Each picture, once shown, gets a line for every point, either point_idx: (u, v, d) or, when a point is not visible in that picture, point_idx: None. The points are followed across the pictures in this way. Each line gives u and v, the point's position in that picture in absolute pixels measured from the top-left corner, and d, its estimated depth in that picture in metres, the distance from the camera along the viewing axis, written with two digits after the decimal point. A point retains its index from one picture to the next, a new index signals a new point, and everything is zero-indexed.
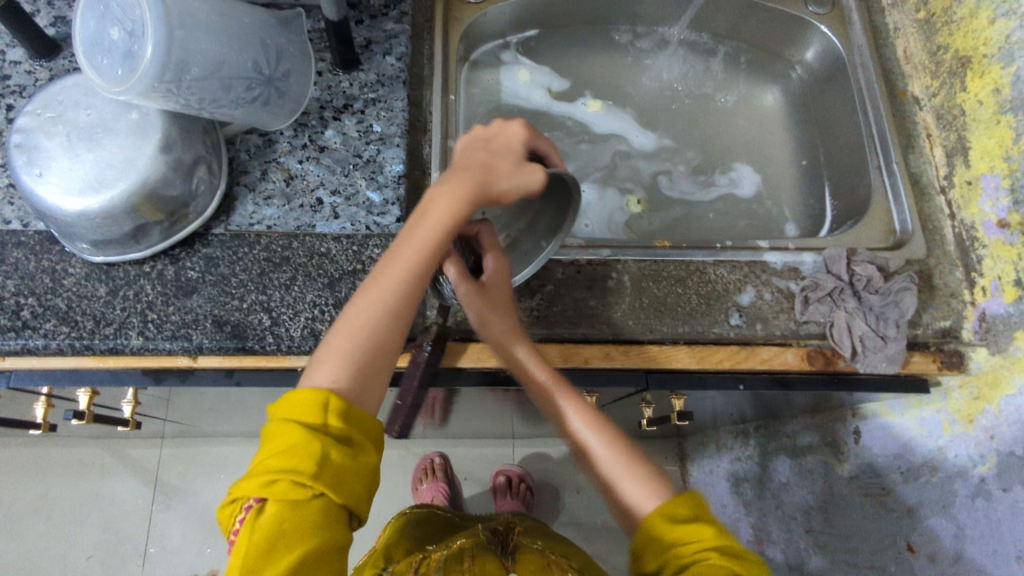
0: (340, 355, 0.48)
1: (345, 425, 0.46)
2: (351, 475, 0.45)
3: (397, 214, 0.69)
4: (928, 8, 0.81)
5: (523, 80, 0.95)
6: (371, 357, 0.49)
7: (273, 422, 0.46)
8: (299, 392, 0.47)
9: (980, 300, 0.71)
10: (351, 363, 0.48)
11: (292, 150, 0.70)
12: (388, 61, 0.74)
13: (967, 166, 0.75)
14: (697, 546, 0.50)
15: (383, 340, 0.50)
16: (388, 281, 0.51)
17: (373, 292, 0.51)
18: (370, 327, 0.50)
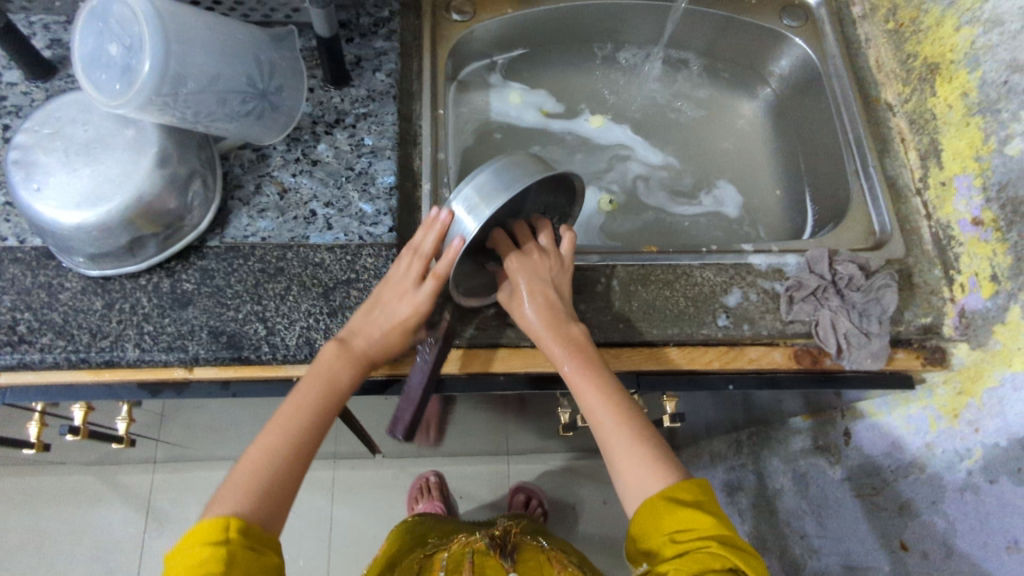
0: (253, 481, 0.54)
1: (244, 538, 0.50)
2: (257, 571, 0.50)
3: (389, 224, 0.70)
4: (897, 19, 0.85)
5: (515, 101, 0.97)
6: (287, 475, 0.55)
7: (176, 553, 0.50)
8: (201, 524, 0.51)
9: (959, 296, 0.72)
10: (261, 495, 0.53)
11: (285, 164, 0.71)
12: (378, 77, 0.76)
13: (941, 168, 0.77)
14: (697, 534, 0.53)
15: (290, 467, 0.55)
16: (298, 415, 0.57)
17: (281, 433, 0.56)
18: (284, 453, 0.55)
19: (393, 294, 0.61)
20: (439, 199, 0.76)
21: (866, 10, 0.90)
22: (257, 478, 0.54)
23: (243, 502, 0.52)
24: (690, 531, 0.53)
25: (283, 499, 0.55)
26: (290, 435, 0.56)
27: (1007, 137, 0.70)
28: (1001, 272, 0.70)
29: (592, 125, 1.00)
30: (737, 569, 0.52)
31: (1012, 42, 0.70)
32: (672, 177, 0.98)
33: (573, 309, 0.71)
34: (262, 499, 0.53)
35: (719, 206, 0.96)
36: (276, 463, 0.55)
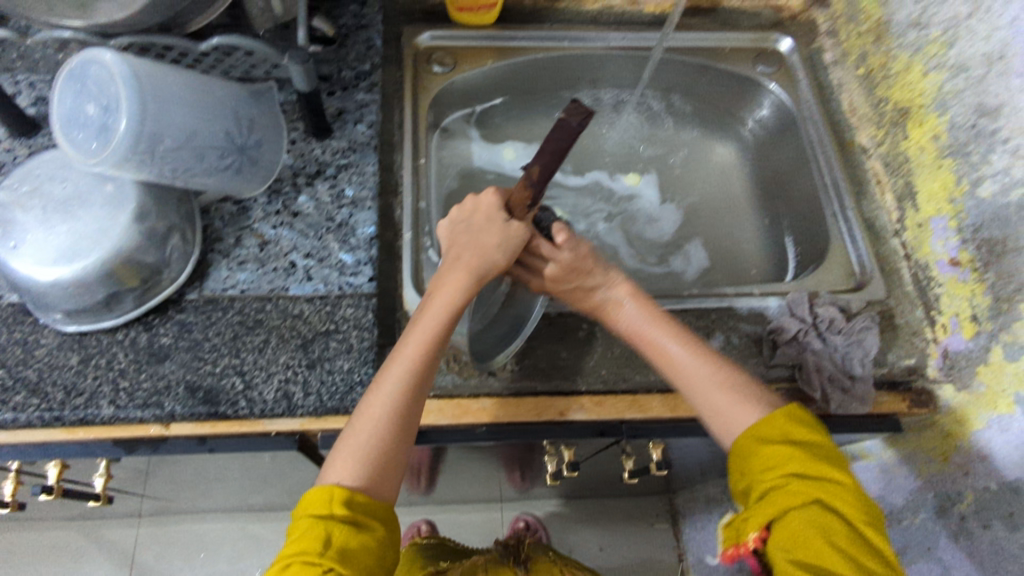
0: (358, 448, 0.54)
1: (351, 511, 0.52)
2: (361, 553, 0.51)
3: (370, 274, 0.70)
4: (866, 64, 0.87)
5: (508, 157, 1.00)
6: (393, 441, 0.55)
7: (294, 520, 0.53)
8: (314, 489, 0.53)
9: (942, 337, 0.72)
10: (365, 462, 0.54)
11: (266, 216, 0.72)
12: (359, 129, 0.77)
13: (916, 210, 0.78)
14: (778, 472, 0.54)
15: (390, 442, 0.55)
16: (389, 389, 0.56)
17: (373, 408, 0.56)
18: (379, 430, 0.55)
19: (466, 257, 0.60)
20: (422, 248, 0.77)
21: (837, 56, 0.92)
22: (366, 443, 0.54)
23: (345, 470, 0.54)
24: (777, 469, 0.54)
25: (391, 465, 0.55)
26: (386, 405, 0.56)
27: (978, 179, 0.70)
28: (980, 313, 0.69)
29: (630, 183, 1.02)
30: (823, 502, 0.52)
31: (976, 87, 0.70)
32: (654, 222, 0.99)
33: (554, 357, 0.71)
34: (368, 466, 0.54)
35: (704, 248, 0.97)
36: (377, 429, 0.55)
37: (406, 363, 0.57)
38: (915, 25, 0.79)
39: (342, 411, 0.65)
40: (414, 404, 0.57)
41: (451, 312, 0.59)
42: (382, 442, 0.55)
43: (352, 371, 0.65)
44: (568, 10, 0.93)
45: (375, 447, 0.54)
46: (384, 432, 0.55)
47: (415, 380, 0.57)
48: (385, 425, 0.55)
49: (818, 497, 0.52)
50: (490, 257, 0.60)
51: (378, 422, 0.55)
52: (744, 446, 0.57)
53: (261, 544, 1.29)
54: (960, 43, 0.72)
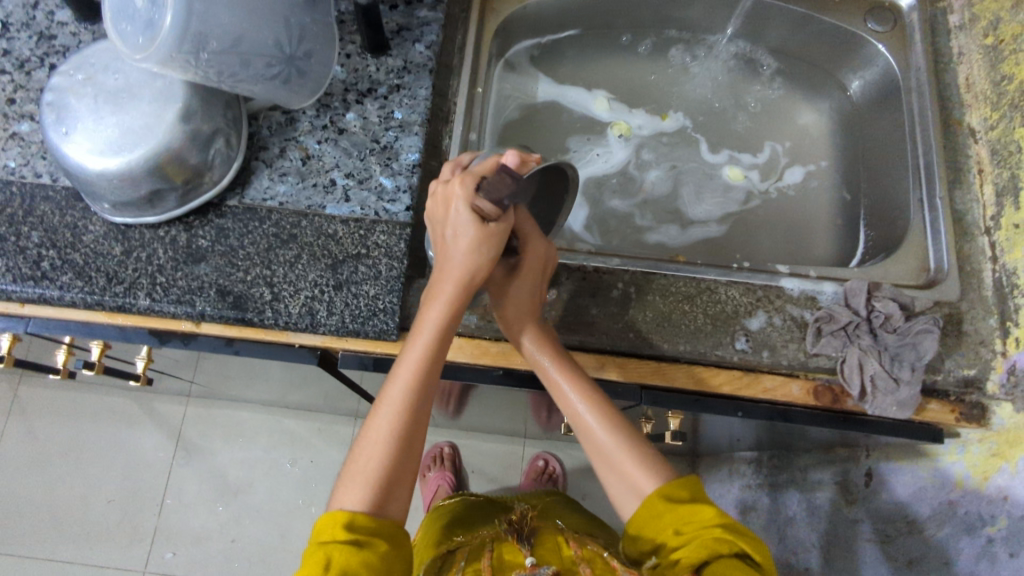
0: (366, 470, 0.54)
1: (351, 535, 0.51)
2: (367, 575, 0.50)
3: (407, 202, 0.69)
4: (997, 34, 0.75)
5: (601, 108, 0.94)
6: (399, 465, 0.55)
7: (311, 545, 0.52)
8: (329, 514, 0.53)
9: (1012, 351, 0.67)
10: (374, 483, 0.54)
11: (312, 130, 0.71)
12: (417, 49, 0.75)
13: (1017, 209, 0.69)
14: (700, 524, 0.54)
15: (396, 464, 0.55)
16: (385, 410, 0.57)
17: (373, 432, 0.56)
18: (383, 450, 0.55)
19: (442, 260, 0.61)
20: None
21: (965, 20, 0.80)
22: (373, 469, 0.54)
23: (355, 493, 0.54)
24: (693, 523, 0.54)
25: (399, 485, 0.55)
26: (384, 430, 0.56)
27: None
28: None
29: (731, 177, 0.93)
30: (743, 553, 0.52)
31: None
32: (720, 183, 0.92)
33: (583, 311, 0.69)
34: (372, 488, 0.54)
35: (769, 217, 0.90)
36: (379, 456, 0.55)
37: (401, 384, 0.57)
38: None
39: (362, 335, 0.65)
40: (416, 425, 0.57)
41: (435, 340, 0.58)
42: (387, 466, 0.55)
43: (377, 298, 0.65)
44: None
45: (380, 469, 0.55)
46: (387, 456, 0.55)
47: (415, 400, 0.57)
48: (385, 449, 0.55)
49: (739, 547, 0.52)
50: (471, 264, 0.60)
51: (381, 447, 0.55)
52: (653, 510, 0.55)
53: (293, 439, 1.36)
54: None
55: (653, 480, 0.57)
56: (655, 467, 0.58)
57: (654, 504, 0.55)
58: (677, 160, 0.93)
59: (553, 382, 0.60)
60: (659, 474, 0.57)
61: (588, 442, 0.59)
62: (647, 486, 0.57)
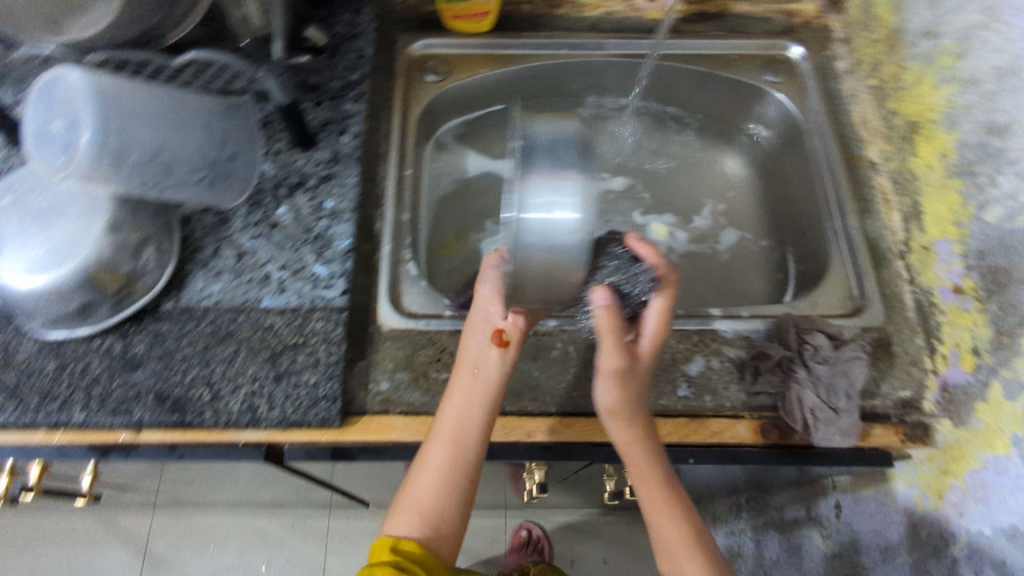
0: (413, 504, 0.62)
1: (393, 556, 0.59)
2: None
3: (342, 286, 0.70)
4: (879, 76, 0.83)
5: None
6: (442, 500, 0.62)
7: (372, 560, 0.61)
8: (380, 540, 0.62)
9: (941, 368, 0.68)
10: (417, 516, 0.62)
11: (245, 227, 0.73)
12: (344, 140, 0.78)
13: (922, 232, 0.74)
14: None
15: (441, 504, 0.62)
16: (432, 458, 0.62)
17: (421, 475, 0.62)
18: (428, 494, 0.62)
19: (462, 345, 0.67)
20: (400, 259, 0.77)
21: (850, 65, 0.87)
22: (420, 506, 0.62)
23: (400, 522, 0.62)
24: None
25: (441, 513, 0.62)
26: (426, 475, 0.62)
27: (985, 202, 0.65)
28: (982, 345, 0.65)
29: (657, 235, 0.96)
30: None
31: (988, 103, 0.67)
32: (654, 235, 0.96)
33: (526, 375, 0.69)
34: (421, 516, 0.62)
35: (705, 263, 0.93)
36: (427, 492, 0.62)
37: (438, 439, 0.62)
38: None
39: (305, 424, 0.64)
40: (460, 468, 0.62)
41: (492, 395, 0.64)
42: (432, 505, 0.62)
43: (318, 385, 0.65)
44: (568, 16, 0.91)
45: (427, 504, 0.62)
46: (438, 492, 0.62)
47: (451, 446, 0.62)
48: (436, 487, 0.62)
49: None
50: (472, 348, 0.66)
51: (431, 486, 0.62)
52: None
53: (266, 540, 1.31)
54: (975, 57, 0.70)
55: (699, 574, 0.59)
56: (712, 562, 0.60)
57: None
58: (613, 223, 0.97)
59: (634, 470, 0.61)
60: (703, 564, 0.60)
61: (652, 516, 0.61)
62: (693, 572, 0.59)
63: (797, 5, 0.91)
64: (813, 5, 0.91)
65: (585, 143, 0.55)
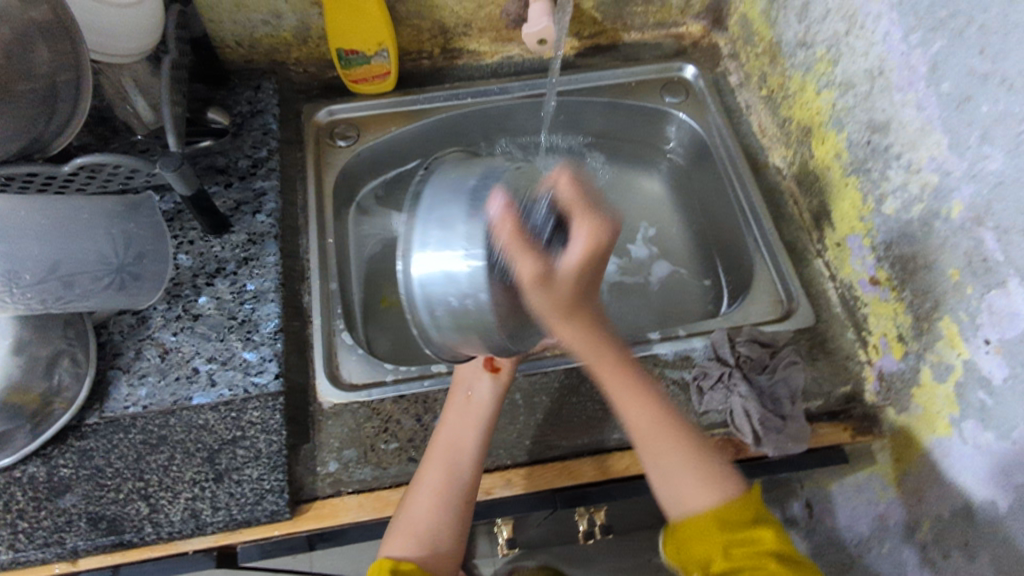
0: (410, 526, 0.61)
1: None
2: None
3: (275, 371, 0.68)
4: (767, 86, 0.84)
5: None
6: (439, 520, 0.61)
7: None
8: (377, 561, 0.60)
9: (876, 358, 0.71)
10: (416, 538, 0.60)
11: (165, 323, 0.70)
12: (259, 219, 0.77)
13: (834, 229, 0.75)
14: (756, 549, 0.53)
15: (439, 526, 0.61)
16: (429, 477, 0.62)
17: (419, 495, 0.62)
18: (424, 516, 0.61)
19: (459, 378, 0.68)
20: (334, 330, 0.76)
21: (741, 78, 0.90)
22: (417, 529, 0.61)
23: (400, 543, 0.60)
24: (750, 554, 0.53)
25: (438, 535, 0.61)
26: (425, 494, 0.62)
27: (881, 196, 0.67)
28: (906, 332, 0.66)
29: None
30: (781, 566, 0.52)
31: (865, 103, 0.67)
32: None
33: None
34: (417, 537, 0.60)
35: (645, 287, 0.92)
36: (427, 513, 0.61)
37: (435, 459, 0.63)
38: (803, 44, 0.76)
39: (254, 521, 0.61)
40: (456, 486, 0.62)
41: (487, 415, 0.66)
42: (429, 528, 0.61)
43: (262, 479, 0.62)
44: (469, 66, 0.94)
45: (426, 524, 0.61)
46: (436, 511, 0.61)
47: (447, 462, 0.62)
48: (434, 505, 0.61)
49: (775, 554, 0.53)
50: (468, 375, 0.68)
51: (428, 504, 0.61)
52: (698, 521, 0.54)
53: None
54: (844, 60, 0.69)
55: (713, 500, 0.55)
56: (716, 476, 0.56)
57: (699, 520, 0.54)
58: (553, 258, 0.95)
59: (620, 401, 0.54)
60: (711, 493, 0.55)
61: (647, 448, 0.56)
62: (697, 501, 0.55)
63: (684, 28, 0.95)
64: (698, 27, 0.95)
65: (521, 179, 0.51)
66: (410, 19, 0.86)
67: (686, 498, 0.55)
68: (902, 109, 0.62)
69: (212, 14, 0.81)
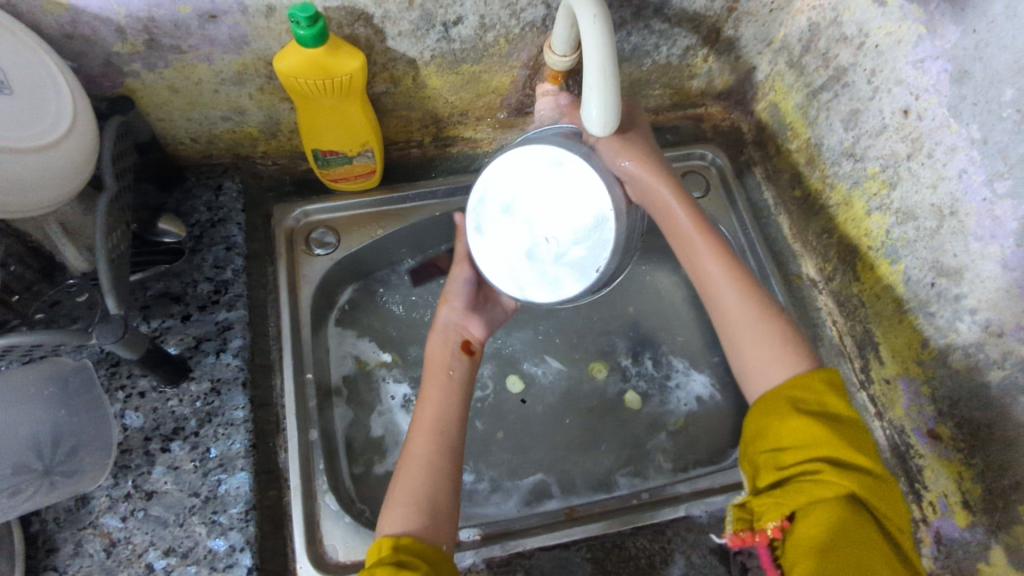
0: (403, 499, 0.54)
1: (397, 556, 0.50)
2: (833, 513, 0.46)
3: (247, 563, 0.58)
4: (802, 187, 0.76)
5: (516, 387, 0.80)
6: (437, 487, 0.55)
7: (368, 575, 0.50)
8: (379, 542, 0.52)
9: (932, 517, 0.62)
10: (416, 507, 0.54)
11: (112, 505, 0.59)
12: (223, 361, 0.66)
13: (882, 363, 0.67)
14: (803, 454, 0.49)
15: (436, 495, 0.55)
16: (417, 449, 0.57)
17: (411, 465, 0.56)
18: (419, 490, 0.55)
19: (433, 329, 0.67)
20: (318, 491, 0.65)
21: (769, 171, 0.81)
22: (414, 500, 0.54)
23: (396, 520, 0.53)
24: (796, 452, 0.49)
25: (437, 511, 0.54)
26: (423, 445, 0.57)
27: (947, 346, 0.59)
28: (974, 501, 0.58)
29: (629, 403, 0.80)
30: (855, 493, 0.46)
31: (929, 240, 0.59)
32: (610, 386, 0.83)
33: None
34: (416, 510, 0.53)
35: (663, 404, 0.80)
36: (420, 480, 0.55)
37: (428, 431, 0.58)
38: (849, 154, 0.67)
39: None
40: (445, 447, 0.57)
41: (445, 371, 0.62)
42: (430, 498, 0.54)
43: None
44: (464, 154, 0.83)
45: (424, 495, 0.54)
46: (431, 474, 0.56)
47: (438, 425, 0.58)
48: (423, 468, 0.56)
49: (848, 488, 0.47)
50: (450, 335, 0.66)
51: (420, 468, 0.56)
52: (764, 415, 0.53)
53: None
54: (904, 186, 0.61)
55: (793, 367, 0.54)
56: (796, 354, 0.55)
57: (778, 402, 0.52)
58: (560, 376, 0.81)
59: (692, 247, 0.60)
60: (791, 367, 0.54)
61: (721, 314, 0.59)
62: (780, 375, 0.54)
63: (703, 109, 0.86)
64: (718, 108, 0.86)
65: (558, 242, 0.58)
66: (397, 110, 0.75)
67: (765, 375, 0.55)
68: (982, 261, 0.54)
69: (161, 114, 0.69)
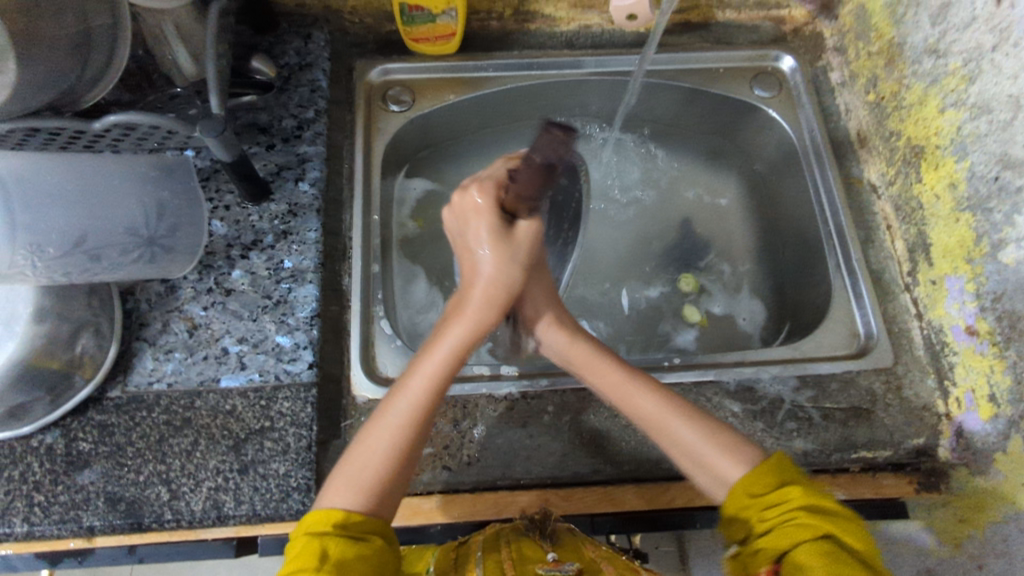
0: (358, 475, 0.52)
1: (345, 531, 0.49)
2: None
3: (309, 359, 0.64)
4: (877, 91, 0.75)
5: None
6: (396, 465, 0.53)
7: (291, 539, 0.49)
8: (321, 509, 0.50)
9: (956, 412, 0.64)
10: (365, 489, 0.51)
11: (196, 295, 0.65)
12: (301, 188, 0.71)
13: (930, 265, 0.68)
14: None
15: (395, 474, 0.53)
16: (388, 419, 0.54)
17: (374, 433, 0.53)
18: (378, 467, 0.52)
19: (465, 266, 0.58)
20: (372, 317, 0.71)
21: (845, 77, 0.81)
22: (372, 475, 0.52)
23: (344, 495, 0.51)
24: None
25: (391, 493, 0.52)
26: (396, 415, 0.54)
27: (1001, 241, 0.60)
28: (1000, 394, 0.60)
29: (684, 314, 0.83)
30: None
31: (1000, 133, 0.59)
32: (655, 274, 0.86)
33: (516, 446, 0.64)
34: (367, 490, 0.51)
35: None
36: (381, 455, 0.52)
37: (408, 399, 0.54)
38: (932, 51, 0.66)
39: (277, 519, 0.59)
40: (413, 429, 0.54)
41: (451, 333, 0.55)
42: (386, 478, 0.52)
43: (288, 475, 0.59)
44: (541, 32, 0.85)
45: (378, 474, 0.52)
46: (394, 451, 0.53)
47: (415, 400, 0.54)
48: (389, 441, 0.53)
49: None
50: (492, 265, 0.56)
51: (384, 441, 0.53)
52: None
53: None
54: (984, 79, 0.61)
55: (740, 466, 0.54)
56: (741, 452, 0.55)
57: None
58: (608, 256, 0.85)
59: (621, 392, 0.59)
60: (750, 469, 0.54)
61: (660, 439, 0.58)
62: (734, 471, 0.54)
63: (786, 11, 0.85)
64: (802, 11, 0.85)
65: None
66: None
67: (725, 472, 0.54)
68: None
69: None
